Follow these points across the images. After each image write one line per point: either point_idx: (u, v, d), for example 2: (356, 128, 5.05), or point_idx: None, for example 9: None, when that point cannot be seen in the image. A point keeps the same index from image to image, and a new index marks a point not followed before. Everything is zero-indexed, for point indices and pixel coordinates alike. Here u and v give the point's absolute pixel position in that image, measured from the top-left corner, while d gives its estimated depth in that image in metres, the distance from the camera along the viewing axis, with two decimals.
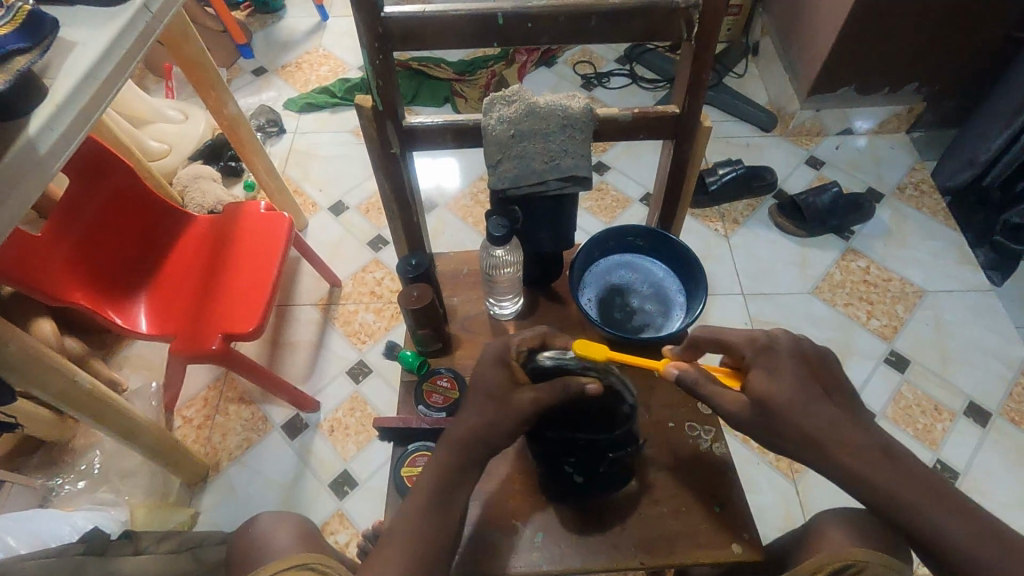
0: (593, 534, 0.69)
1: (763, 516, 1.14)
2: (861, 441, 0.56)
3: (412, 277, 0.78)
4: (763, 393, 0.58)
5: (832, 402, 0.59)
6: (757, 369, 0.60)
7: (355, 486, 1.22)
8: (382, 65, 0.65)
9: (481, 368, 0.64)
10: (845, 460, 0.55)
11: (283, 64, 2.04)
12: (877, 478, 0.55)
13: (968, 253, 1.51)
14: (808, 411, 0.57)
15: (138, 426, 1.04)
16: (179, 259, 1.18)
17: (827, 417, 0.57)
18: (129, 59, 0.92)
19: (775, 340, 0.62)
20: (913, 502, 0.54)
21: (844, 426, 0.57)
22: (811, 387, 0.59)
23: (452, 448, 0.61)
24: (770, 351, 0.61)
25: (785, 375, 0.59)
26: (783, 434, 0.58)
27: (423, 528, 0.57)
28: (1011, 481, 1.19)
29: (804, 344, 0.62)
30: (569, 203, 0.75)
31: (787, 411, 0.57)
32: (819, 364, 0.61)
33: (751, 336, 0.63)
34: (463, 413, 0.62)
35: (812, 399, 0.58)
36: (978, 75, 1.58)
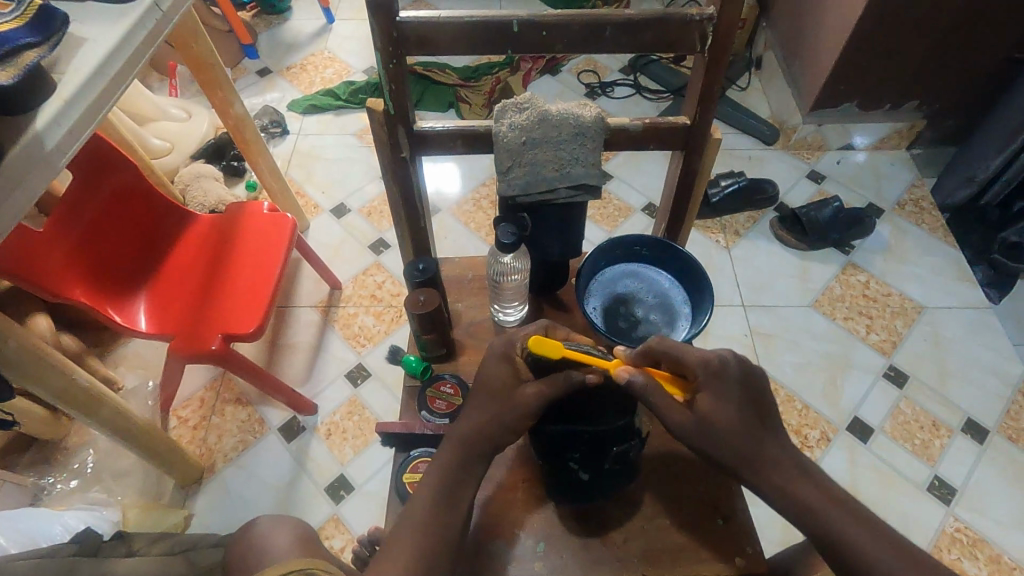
0: (595, 543, 0.69)
1: (762, 529, 1.13)
2: (784, 461, 0.58)
3: (418, 282, 0.77)
4: (709, 417, 0.58)
5: (766, 426, 0.60)
6: (704, 391, 0.59)
7: (351, 491, 1.21)
8: (396, 69, 0.65)
9: (482, 367, 0.65)
10: (770, 475, 0.58)
11: (288, 66, 2.04)
12: (800, 495, 0.57)
13: (967, 270, 1.52)
14: (743, 430, 0.59)
15: (134, 425, 1.03)
16: (180, 258, 1.17)
17: (758, 439, 0.59)
18: (138, 57, 0.91)
19: (726, 364, 0.60)
20: (831, 516, 0.56)
21: (771, 445, 0.59)
22: (749, 411, 0.59)
23: (453, 449, 0.62)
24: (721, 374, 0.59)
25: (729, 398, 0.59)
26: (719, 451, 0.59)
27: (424, 527, 0.58)
28: (1007, 499, 1.19)
29: (752, 368, 0.61)
30: (577, 211, 0.75)
31: (726, 431, 0.58)
32: (763, 388, 0.61)
33: (706, 357, 0.60)
34: (464, 414, 0.63)
35: (749, 421, 0.59)
36: (979, 95, 1.59)
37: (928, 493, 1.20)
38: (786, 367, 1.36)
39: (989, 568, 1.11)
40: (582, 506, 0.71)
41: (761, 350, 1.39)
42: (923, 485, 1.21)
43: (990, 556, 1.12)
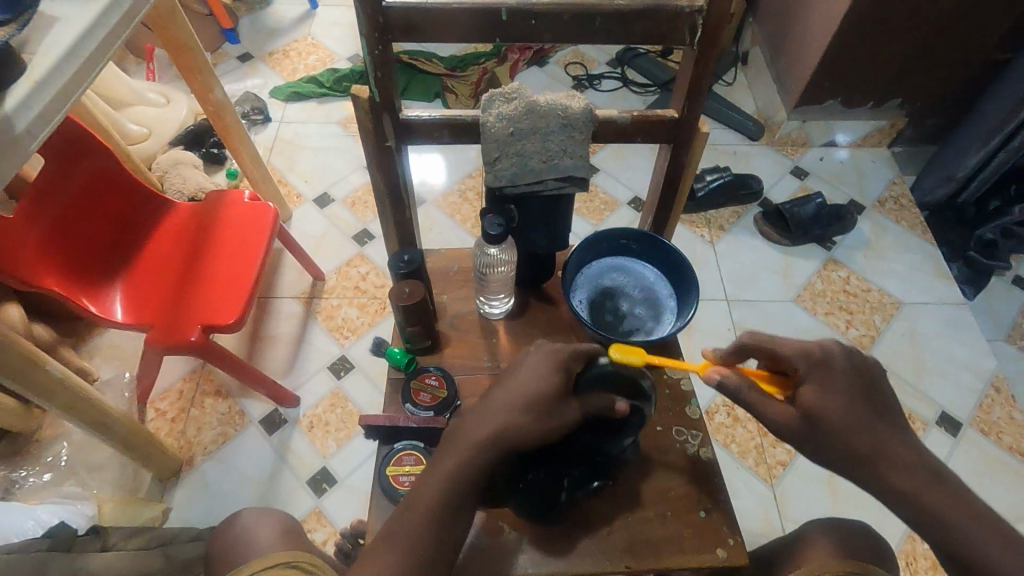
0: (578, 536, 0.69)
1: (742, 520, 1.15)
2: (909, 461, 0.57)
3: (403, 273, 0.76)
4: (815, 411, 0.58)
5: (882, 419, 0.59)
6: (809, 383, 0.59)
7: (334, 483, 1.20)
8: (381, 55, 0.64)
9: (525, 369, 0.62)
10: (890, 476, 0.57)
11: (270, 52, 2.00)
12: (915, 493, 0.56)
13: (944, 267, 1.55)
14: (859, 427, 0.57)
15: (110, 418, 1.00)
16: (158, 247, 1.14)
17: (876, 434, 0.58)
18: (114, 39, 0.88)
19: (831, 355, 0.60)
20: (955, 520, 0.55)
21: (888, 440, 0.58)
22: (861, 403, 0.58)
23: (468, 450, 0.58)
24: (826, 366, 0.59)
25: (838, 390, 0.58)
26: (827, 449, 0.58)
27: (426, 524, 0.57)
28: (980, 491, 1.22)
29: (858, 359, 0.61)
30: (565, 203, 0.75)
31: (837, 426, 0.57)
32: (871, 378, 0.60)
33: (806, 348, 0.60)
34: (479, 414, 0.61)
35: (861, 414, 0.58)
36: (957, 96, 1.62)
37: None
38: None
39: None
40: (541, 516, 0.68)
41: None
42: None
43: None
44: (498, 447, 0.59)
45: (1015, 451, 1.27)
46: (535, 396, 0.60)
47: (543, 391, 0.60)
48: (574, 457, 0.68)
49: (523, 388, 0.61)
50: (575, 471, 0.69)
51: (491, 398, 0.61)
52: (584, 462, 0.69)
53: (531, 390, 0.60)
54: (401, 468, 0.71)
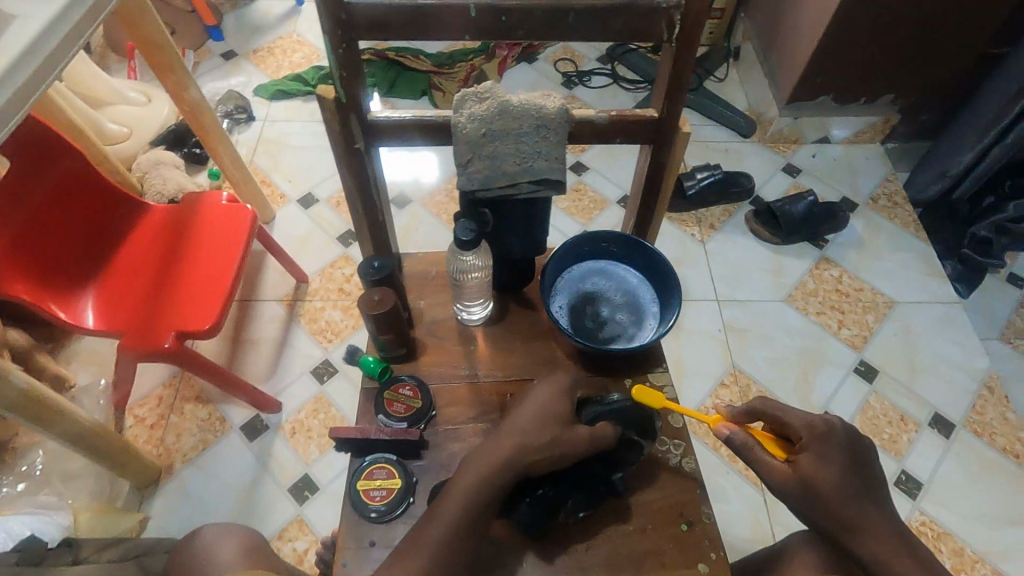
0: (555, 551, 0.66)
1: (731, 525, 1.13)
2: (886, 531, 0.59)
3: (374, 280, 0.73)
4: (811, 481, 0.59)
5: (870, 494, 0.60)
6: (809, 452, 0.60)
7: (316, 491, 1.18)
8: (346, 55, 0.61)
9: (535, 396, 0.67)
10: (869, 544, 0.58)
11: (254, 49, 1.96)
12: (896, 565, 0.57)
13: (937, 265, 1.53)
14: (849, 498, 0.59)
15: (83, 428, 0.98)
16: (133, 250, 1.12)
17: (862, 506, 0.59)
18: (77, 37, 0.86)
19: (833, 428, 0.61)
20: None
21: (874, 515, 0.59)
22: (854, 478, 0.59)
23: (488, 467, 0.60)
24: (827, 438, 0.60)
25: (834, 463, 0.59)
26: (815, 513, 0.59)
27: (451, 537, 0.57)
28: (972, 494, 1.20)
29: (855, 435, 0.61)
30: (542, 207, 0.72)
31: (828, 497, 0.59)
32: (864, 454, 0.61)
33: (811, 421, 0.61)
34: (496, 438, 0.63)
35: (853, 488, 0.59)
36: (950, 91, 1.60)
37: (895, 487, 1.21)
38: (757, 362, 1.36)
39: (953, 560, 1.13)
40: (536, 534, 0.66)
41: (735, 346, 1.38)
42: (891, 479, 1.21)
43: (953, 549, 1.14)
44: (513, 466, 0.60)
45: (1009, 452, 1.25)
46: (545, 416, 0.64)
47: (552, 412, 0.64)
48: (581, 481, 0.66)
49: (533, 410, 0.65)
50: (578, 497, 0.65)
51: (508, 421, 0.65)
52: (590, 488, 0.66)
53: (541, 412, 0.64)
54: (372, 483, 0.68)
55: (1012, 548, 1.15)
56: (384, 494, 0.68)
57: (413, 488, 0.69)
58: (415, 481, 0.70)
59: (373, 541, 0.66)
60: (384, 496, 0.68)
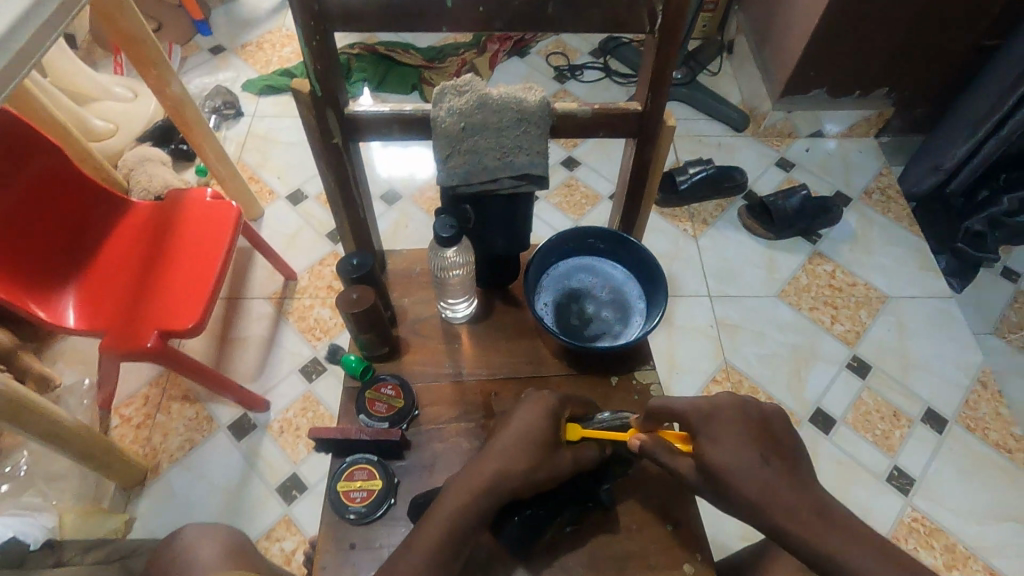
0: (542, 565, 0.65)
1: (722, 522, 1.12)
2: (800, 504, 0.54)
3: (354, 277, 0.72)
4: (710, 464, 0.57)
5: (773, 465, 0.56)
6: (702, 437, 0.58)
7: (304, 491, 1.17)
8: (320, 47, 0.60)
9: (522, 416, 0.64)
10: (786, 522, 0.53)
11: (243, 44, 1.94)
12: (822, 539, 0.52)
13: (931, 260, 1.52)
14: (750, 474, 0.55)
15: (64, 429, 0.96)
16: (115, 250, 1.10)
17: (769, 479, 0.55)
18: (48, 31, 0.84)
19: (718, 406, 0.59)
20: (856, 560, 0.51)
21: (784, 490, 0.55)
22: (751, 450, 0.57)
23: (471, 493, 0.58)
24: (714, 415, 0.59)
25: (728, 439, 0.57)
26: (727, 500, 0.56)
27: (431, 566, 0.55)
28: (965, 490, 1.20)
29: (748, 406, 0.60)
30: (524, 202, 0.71)
31: (732, 479, 0.56)
32: (764, 425, 0.59)
33: (693, 403, 0.60)
34: (478, 459, 0.61)
35: (753, 462, 0.56)
36: (944, 84, 1.59)
37: (887, 484, 1.20)
38: (750, 358, 1.35)
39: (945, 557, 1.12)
40: (521, 551, 0.65)
41: (727, 342, 1.37)
42: (883, 475, 1.21)
43: (946, 545, 1.13)
44: (499, 490, 0.59)
45: (1001, 447, 1.25)
46: (528, 437, 0.62)
47: (536, 433, 0.62)
48: (569, 498, 0.66)
49: (517, 429, 0.62)
50: (566, 512, 0.66)
51: (491, 443, 0.62)
52: (577, 505, 0.67)
53: (524, 432, 0.62)
54: (353, 484, 0.67)
55: (1003, 544, 1.14)
56: (365, 495, 0.67)
57: (395, 490, 0.68)
58: (397, 482, 0.69)
59: (353, 544, 0.65)
60: (364, 498, 0.67)
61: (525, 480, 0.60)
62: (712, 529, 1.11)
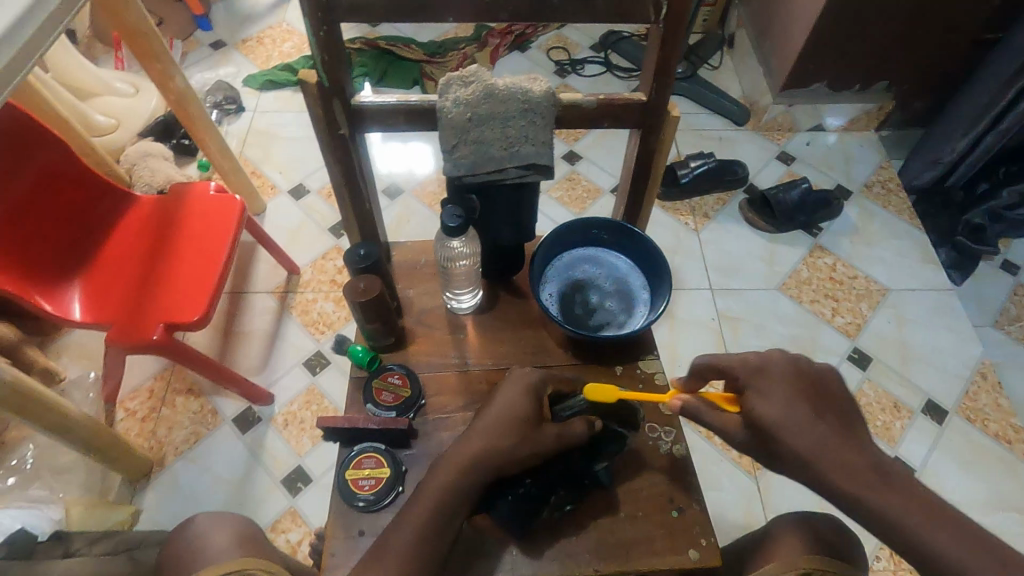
0: (542, 549, 0.66)
1: (724, 513, 1.13)
2: (852, 460, 0.55)
3: (360, 267, 0.73)
4: (758, 419, 0.58)
5: (825, 420, 0.58)
6: (753, 392, 0.60)
7: (309, 482, 1.18)
8: (327, 38, 0.60)
9: (504, 394, 0.65)
10: (832, 477, 0.54)
11: (243, 38, 1.94)
12: (866, 495, 0.53)
13: (932, 253, 1.52)
14: (799, 428, 0.57)
15: (71, 421, 0.97)
16: (120, 243, 1.10)
17: (822, 434, 0.56)
18: (53, 24, 0.84)
19: (769, 361, 0.61)
20: (904, 516, 0.52)
21: (839, 445, 0.56)
22: (801, 406, 0.58)
23: (456, 469, 0.59)
24: (765, 371, 0.61)
25: (777, 394, 0.59)
26: (776, 455, 0.58)
27: (420, 539, 0.57)
28: (965, 479, 1.21)
29: (800, 363, 0.61)
30: (529, 192, 0.72)
31: (780, 432, 0.57)
32: (817, 382, 0.61)
33: (744, 357, 0.62)
34: (465, 437, 0.62)
35: (804, 418, 0.58)
36: (944, 77, 1.59)
37: None
38: (751, 351, 1.36)
39: None
40: (520, 532, 0.65)
41: (728, 334, 1.38)
42: None
43: None
44: (483, 466, 0.59)
45: (1001, 438, 1.26)
46: (511, 415, 0.62)
47: (519, 411, 0.63)
48: (564, 473, 0.67)
49: (499, 407, 0.63)
50: (562, 490, 0.67)
51: (475, 421, 0.63)
52: (573, 482, 0.68)
53: (507, 410, 0.63)
54: (361, 471, 0.68)
55: (1003, 533, 1.15)
56: (372, 483, 0.67)
57: (402, 477, 0.69)
58: (405, 469, 0.69)
59: (361, 530, 0.66)
60: (372, 485, 0.67)
61: (508, 456, 0.60)
62: (714, 518, 1.12)
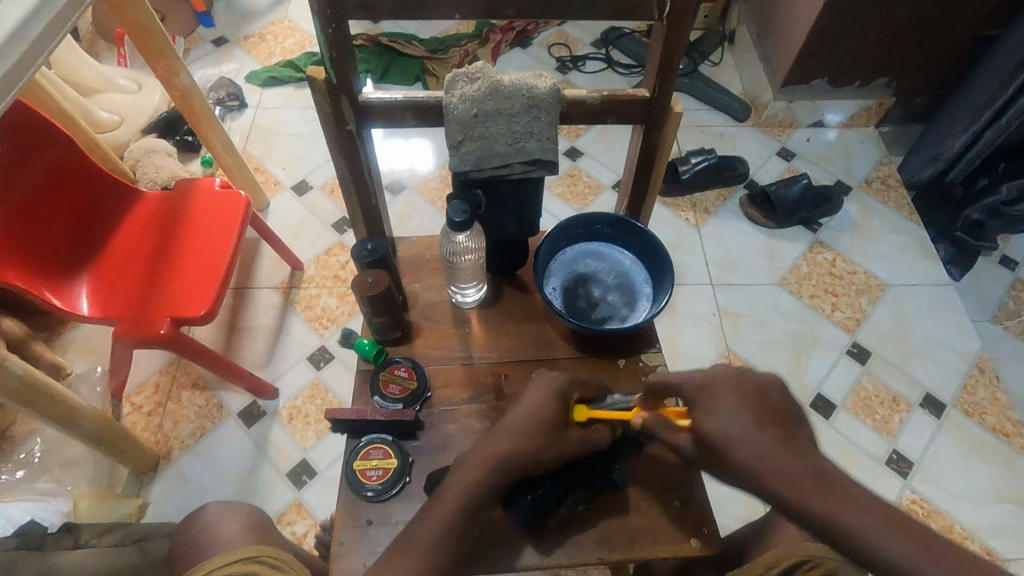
0: (553, 547, 0.67)
1: (725, 505, 1.14)
2: (797, 471, 0.55)
3: (367, 262, 0.73)
4: (706, 434, 0.59)
5: (768, 430, 0.58)
6: (698, 408, 0.60)
7: (314, 476, 1.19)
8: (335, 34, 0.61)
9: (531, 395, 0.65)
10: (778, 488, 0.55)
11: (245, 35, 1.95)
12: (812, 505, 0.54)
13: (931, 248, 1.54)
14: (746, 441, 0.57)
15: (80, 414, 0.98)
16: (126, 238, 1.11)
17: (773, 445, 0.57)
18: (60, 22, 0.85)
19: (711, 376, 0.61)
20: (855, 523, 0.52)
21: (782, 455, 0.56)
22: (745, 416, 0.58)
23: (481, 468, 0.60)
24: (711, 389, 0.60)
25: (724, 407, 0.59)
26: (725, 466, 0.58)
27: (442, 535, 0.58)
28: (962, 471, 1.22)
29: (745, 376, 0.61)
30: (534, 188, 0.73)
31: (727, 446, 0.57)
32: (761, 393, 0.60)
33: (688, 374, 0.61)
34: (490, 437, 0.62)
35: (749, 426, 0.58)
36: (944, 74, 1.60)
37: (886, 467, 1.23)
38: (751, 345, 1.37)
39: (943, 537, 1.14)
40: (534, 528, 0.66)
41: (729, 329, 1.39)
42: (882, 459, 1.23)
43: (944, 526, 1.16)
44: (507, 467, 0.60)
45: (998, 431, 1.27)
46: (538, 417, 0.63)
47: (546, 413, 0.63)
48: (582, 475, 0.68)
49: (526, 407, 0.64)
50: (579, 490, 0.67)
51: (500, 422, 0.64)
52: (590, 482, 0.68)
53: (536, 413, 0.63)
54: (369, 462, 0.69)
55: (999, 525, 1.17)
56: (381, 474, 0.69)
57: (410, 468, 0.70)
58: (412, 461, 0.70)
59: (370, 520, 0.67)
60: (380, 475, 0.69)
61: (535, 457, 0.61)
62: (715, 510, 1.14)
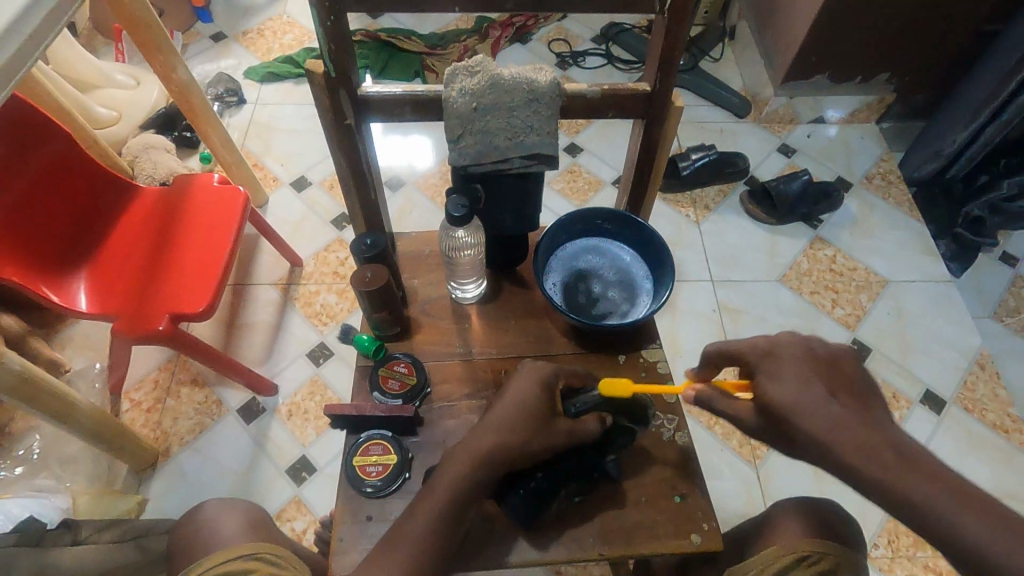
0: (550, 539, 0.67)
1: (725, 501, 1.14)
2: (869, 440, 0.55)
3: (366, 257, 0.73)
4: (770, 400, 0.59)
5: (839, 399, 0.59)
6: (763, 375, 0.61)
7: (313, 472, 1.19)
8: (334, 27, 0.60)
9: (515, 387, 0.65)
10: (846, 454, 0.55)
11: (244, 31, 1.94)
12: (880, 474, 0.54)
13: (931, 244, 1.53)
14: (814, 408, 0.57)
15: (79, 410, 0.98)
16: (124, 234, 1.11)
17: (846, 414, 0.57)
18: (57, 16, 0.85)
19: (777, 345, 0.62)
20: (927, 497, 0.52)
21: (854, 425, 0.56)
22: (816, 386, 0.59)
23: (468, 461, 0.60)
24: (775, 354, 0.62)
25: (789, 376, 0.60)
26: (790, 434, 0.59)
27: (432, 529, 0.58)
28: (962, 467, 1.22)
29: (813, 345, 0.62)
30: (534, 183, 0.73)
31: (792, 413, 0.58)
32: (832, 365, 0.61)
33: (754, 340, 0.63)
34: (478, 430, 0.63)
35: (818, 395, 0.58)
36: (945, 70, 1.59)
37: None
38: None
39: None
40: (530, 523, 0.66)
41: (729, 325, 1.39)
42: None
43: None
44: (494, 459, 0.60)
45: (998, 428, 1.27)
46: (523, 409, 0.63)
47: (531, 404, 0.64)
48: (574, 467, 0.67)
49: (511, 399, 0.64)
50: (572, 483, 0.67)
51: (486, 415, 0.64)
52: (584, 476, 0.68)
53: (521, 405, 0.64)
54: (368, 458, 0.69)
55: None
56: (380, 470, 0.68)
57: (409, 464, 0.70)
58: (411, 456, 0.70)
59: (369, 516, 0.67)
60: (380, 471, 0.68)
61: (521, 449, 0.61)
62: (715, 506, 1.14)
